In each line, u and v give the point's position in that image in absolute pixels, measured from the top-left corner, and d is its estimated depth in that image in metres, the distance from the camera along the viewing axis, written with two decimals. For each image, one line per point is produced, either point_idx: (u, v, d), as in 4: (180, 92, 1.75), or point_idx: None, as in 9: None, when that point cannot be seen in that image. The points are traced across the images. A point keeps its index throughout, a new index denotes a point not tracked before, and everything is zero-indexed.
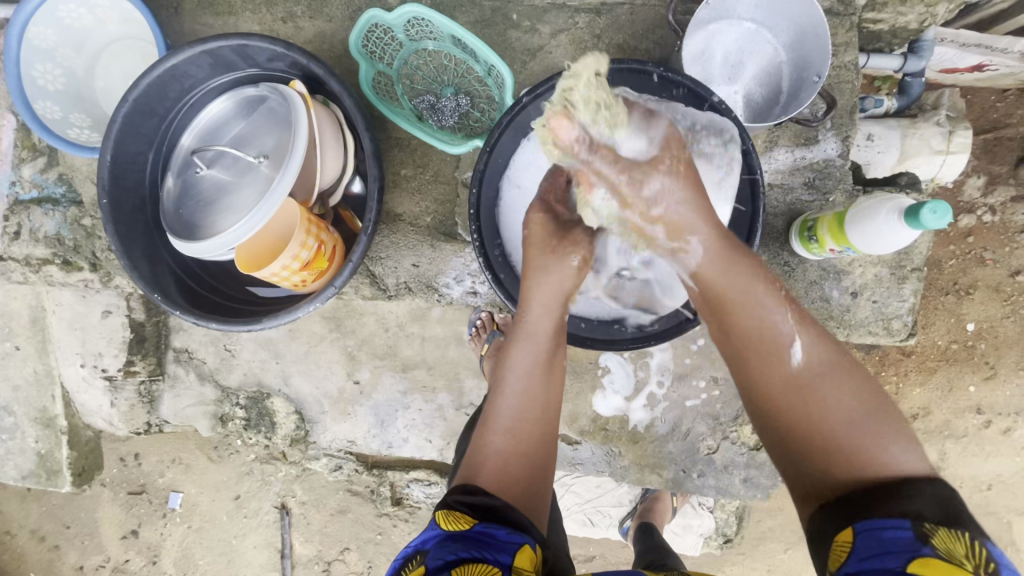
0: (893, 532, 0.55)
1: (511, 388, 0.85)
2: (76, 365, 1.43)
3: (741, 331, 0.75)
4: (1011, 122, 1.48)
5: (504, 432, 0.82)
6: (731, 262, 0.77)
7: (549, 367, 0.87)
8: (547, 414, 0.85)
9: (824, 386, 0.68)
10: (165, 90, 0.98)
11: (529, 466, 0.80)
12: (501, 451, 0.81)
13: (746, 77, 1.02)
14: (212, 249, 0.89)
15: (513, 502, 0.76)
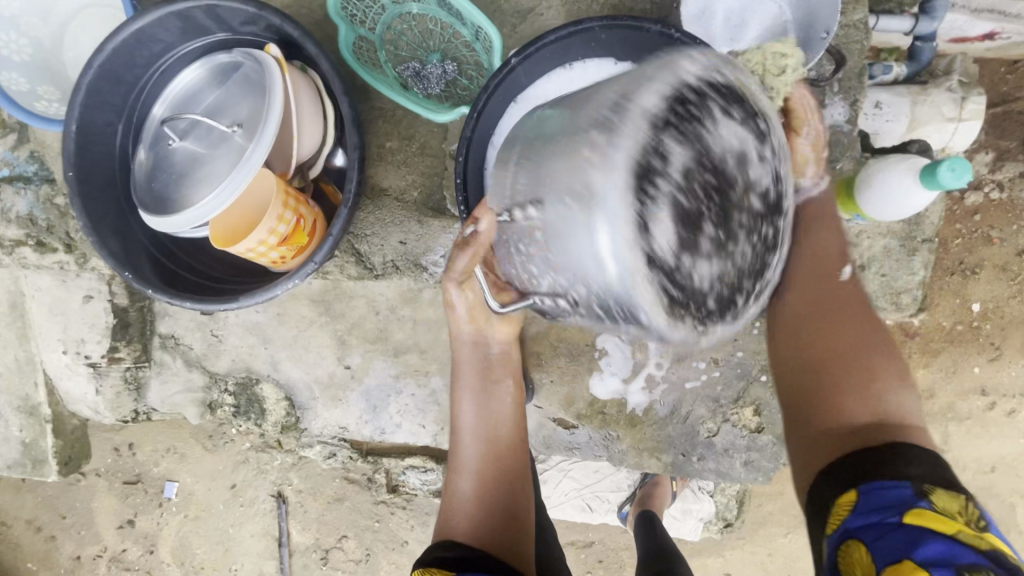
0: (894, 490, 0.62)
1: (467, 438, 0.95)
2: (59, 352, 1.39)
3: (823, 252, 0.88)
4: (1020, 96, 1.43)
5: (471, 477, 0.93)
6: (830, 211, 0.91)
7: (495, 409, 0.95)
8: (500, 449, 0.95)
9: (859, 313, 0.83)
10: (133, 56, 0.92)
11: (496, 505, 0.92)
12: (468, 497, 0.92)
13: (749, 37, 0.95)
14: (183, 223, 0.85)
15: (488, 548, 0.86)
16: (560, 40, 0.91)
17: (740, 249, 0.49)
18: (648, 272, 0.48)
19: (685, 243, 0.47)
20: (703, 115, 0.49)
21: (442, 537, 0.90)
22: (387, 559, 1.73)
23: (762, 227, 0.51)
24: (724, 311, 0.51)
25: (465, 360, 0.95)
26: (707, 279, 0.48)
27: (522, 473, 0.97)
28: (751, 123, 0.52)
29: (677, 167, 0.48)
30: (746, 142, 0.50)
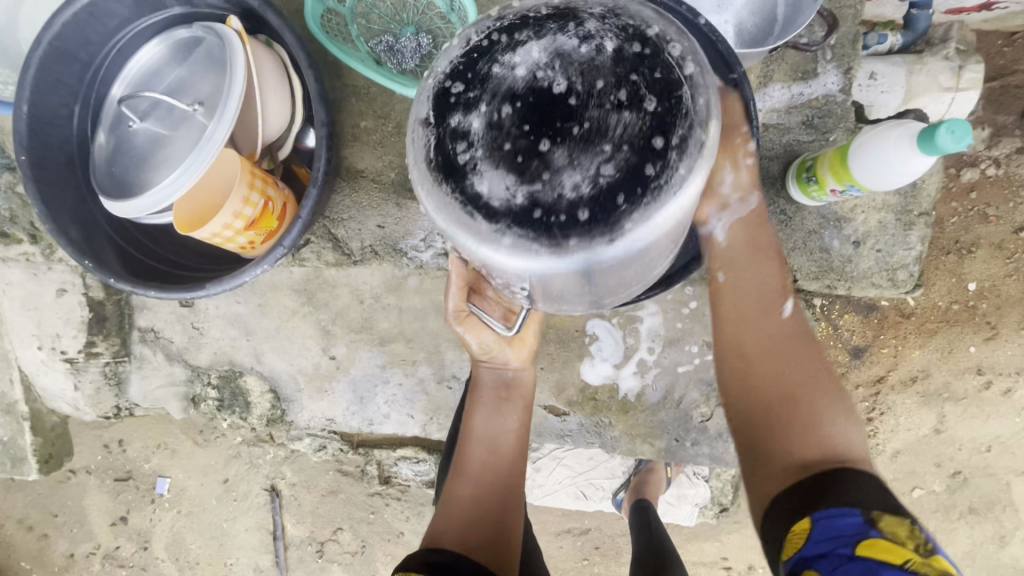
0: (844, 519, 0.63)
1: (474, 446, 0.98)
2: (34, 348, 1.34)
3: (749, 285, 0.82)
4: (1017, 69, 1.39)
5: (469, 487, 0.95)
6: (758, 232, 0.83)
7: (502, 425, 1.00)
8: (507, 466, 0.98)
9: (799, 355, 0.78)
10: (85, 31, 0.87)
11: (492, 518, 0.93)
12: (472, 497, 0.95)
13: (737, 5, 0.92)
14: (145, 208, 0.80)
15: (481, 554, 0.86)
16: None
17: (621, 136, 0.58)
18: (528, 222, 0.58)
19: (541, 173, 0.58)
20: (486, 69, 0.62)
21: (432, 541, 0.89)
22: (383, 551, 1.71)
23: (648, 95, 0.59)
24: (655, 183, 0.58)
25: (485, 380, 1.02)
26: (583, 179, 0.58)
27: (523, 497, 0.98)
28: (552, 24, 0.62)
29: (492, 131, 0.60)
30: (546, 44, 0.61)
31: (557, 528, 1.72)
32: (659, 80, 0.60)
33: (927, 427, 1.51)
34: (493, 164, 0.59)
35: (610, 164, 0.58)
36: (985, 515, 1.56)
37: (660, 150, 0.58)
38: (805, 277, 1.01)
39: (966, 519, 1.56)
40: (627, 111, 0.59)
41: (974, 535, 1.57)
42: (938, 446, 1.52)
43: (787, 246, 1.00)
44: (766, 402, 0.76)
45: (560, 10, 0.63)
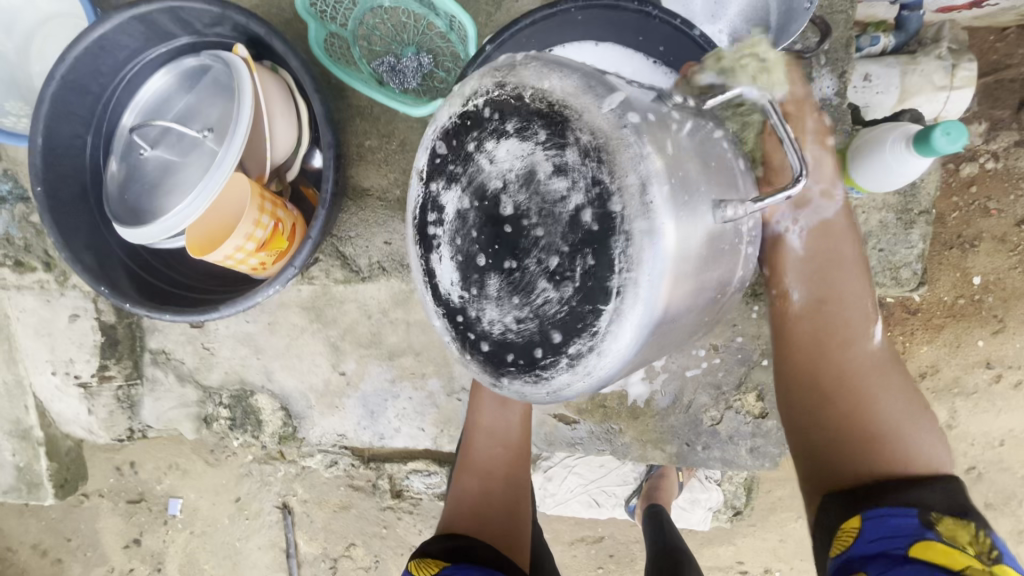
0: (897, 519, 0.64)
1: (477, 439, 1.02)
2: (48, 373, 1.36)
3: (836, 298, 0.80)
4: (1012, 63, 1.40)
5: (477, 479, 1.01)
6: (842, 246, 0.81)
7: (504, 419, 1.01)
8: (510, 457, 1.02)
9: (883, 376, 0.78)
10: (97, 65, 0.89)
11: (500, 509, 0.98)
12: (476, 489, 1.00)
13: (731, 13, 0.94)
14: (158, 233, 0.82)
15: (490, 542, 0.93)
16: (534, 24, 0.83)
17: (539, 305, 0.60)
18: (451, 321, 0.67)
19: (478, 292, 0.64)
20: (476, 148, 0.62)
21: (449, 528, 0.96)
22: (397, 565, 1.71)
23: (578, 273, 0.57)
24: (539, 370, 0.62)
25: None
26: (498, 322, 0.63)
27: (529, 484, 1.04)
28: (539, 129, 0.58)
29: (459, 223, 0.64)
30: (526, 154, 0.58)
31: (570, 537, 1.72)
32: (589, 276, 0.57)
33: None
34: (446, 258, 0.66)
35: (520, 320, 0.62)
36: (1001, 510, 1.55)
37: (560, 342, 0.60)
38: None
39: (982, 515, 1.55)
40: (561, 283, 0.59)
41: (991, 531, 1.56)
42: (951, 442, 1.52)
43: None
44: (830, 425, 0.76)
45: (554, 115, 0.57)
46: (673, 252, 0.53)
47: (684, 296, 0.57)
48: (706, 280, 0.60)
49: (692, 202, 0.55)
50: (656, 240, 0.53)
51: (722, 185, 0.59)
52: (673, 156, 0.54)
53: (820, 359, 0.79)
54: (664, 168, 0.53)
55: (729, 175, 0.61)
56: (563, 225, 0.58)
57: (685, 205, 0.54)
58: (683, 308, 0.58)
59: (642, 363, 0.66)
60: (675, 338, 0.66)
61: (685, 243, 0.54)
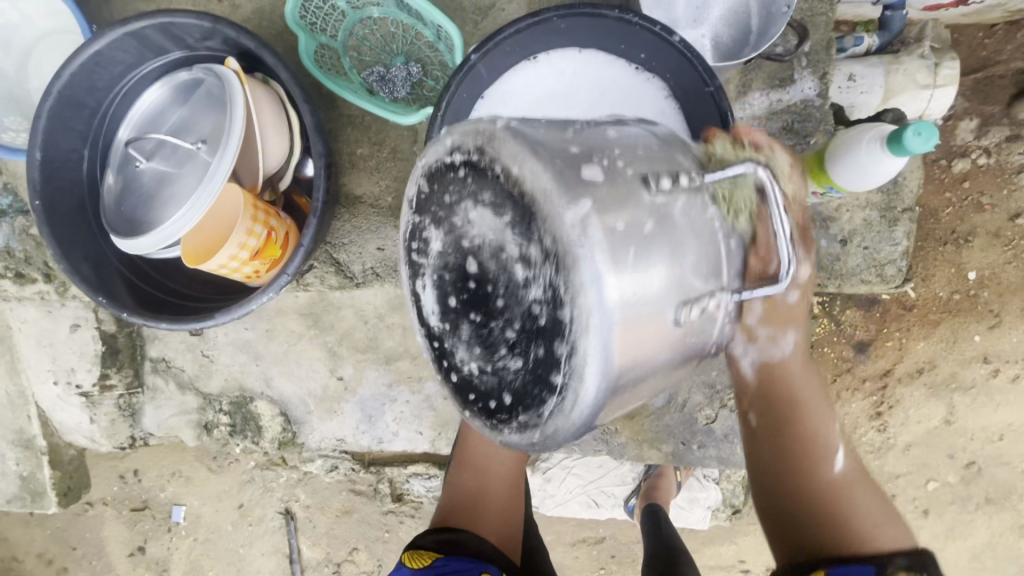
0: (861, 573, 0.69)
1: (474, 436, 1.02)
2: (50, 383, 1.38)
3: (796, 412, 0.80)
4: (1001, 59, 1.41)
5: (473, 475, 1.01)
6: (795, 377, 0.81)
7: None
8: (510, 454, 1.02)
9: (855, 480, 0.78)
10: (92, 80, 0.91)
11: (495, 507, 0.99)
12: (472, 485, 1.01)
13: (712, 18, 0.96)
14: (154, 244, 0.84)
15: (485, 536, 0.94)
16: (519, 33, 0.85)
17: (500, 367, 0.62)
18: (430, 347, 0.69)
19: (448, 330, 0.66)
20: (454, 202, 0.61)
21: (440, 522, 0.97)
22: None
23: (534, 353, 0.58)
24: (493, 424, 0.64)
25: None
26: (466, 365, 0.65)
27: (523, 480, 1.05)
28: (510, 210, 0.55)
29: (438, 269, 0.64)
30: (496, 229, 0.57)
31: (571, 538, 1.73)
32: (541, 361, 0.57)
33: (937, 419, 1.52)
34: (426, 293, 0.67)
35: (482, 371, 0.63)
36: (1002, 504, 1.55)
37: (506, 405, 0.62)
38: None
39: (983, 510, 1.56)
40: (517, 355, 0.60)
41: (993, 526, 1.57)
42: (950, 437, 1.53)
43: None
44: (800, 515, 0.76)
45: (526, 201, 0.53)
46: (614, 368, 0.52)
47: (624, 393, 0.57)
48: (659, 374, 0.58)
49: (644, 316, 0.52)
50: (601, 359, 0.52)
51: (693, 284, 0.56)
52: (632, 269, 0.51)
53: (795, 456, 0.79)
54: (617, 291, 0.50)
55: (708, 264, 0.57)
56: (523, 310, 0.57)
57: (631, 324, 0.52)
58: (623, 402, 0.58)
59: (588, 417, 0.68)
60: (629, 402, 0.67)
61: (625, 356, 0.53)
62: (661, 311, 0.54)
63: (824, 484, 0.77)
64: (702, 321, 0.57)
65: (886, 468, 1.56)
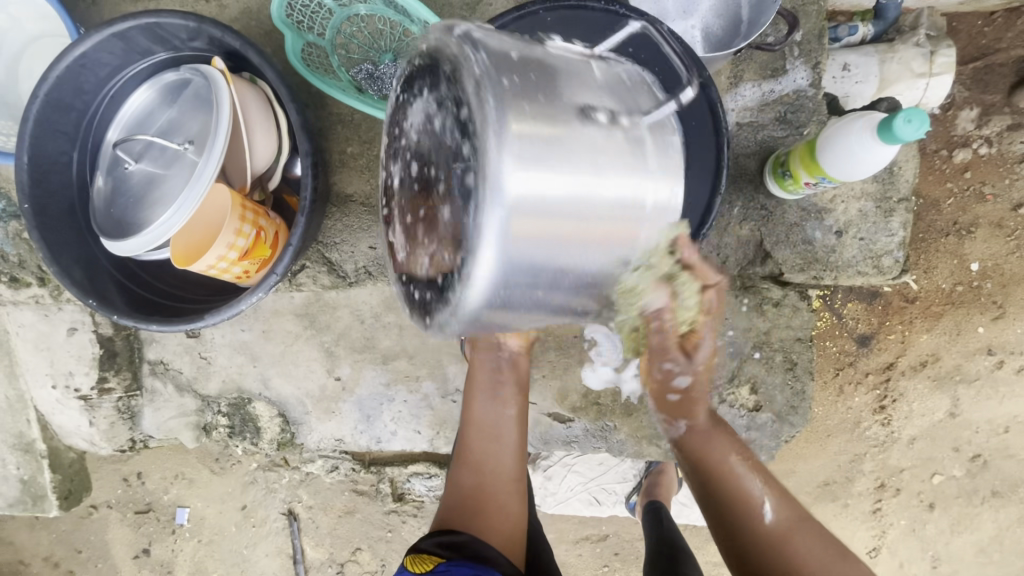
0: None
1: (471, 436, 1.01)
2: (48, 387, 1.38)
3: (715, 480, 0.83)
4: (1001, 47, 1.39)
5: (472, 473, 1.00)
6: (712, 446, 0.84)
7: (500, 415, 1.01)
8: (510, 454, 1.01)
9: (793, 529, 0.78)
10: (79, 82, 0.91)
11: (496, 508, 0.97)
12: (472, 486, 0.99)
13: (702, 9, 0.94)
14: (142, 245, 0.83)
15: (485, 536, 0.92)
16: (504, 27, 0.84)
17: (443, 228, 0.60)
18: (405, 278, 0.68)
19: (411, 241, 0.67)
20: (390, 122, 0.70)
21: (441, 525, 0.96)
22: None
23: (457, 182, 0.57)
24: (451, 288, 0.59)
25: (481, 364, 1.01)
26: (426, 257, 0.63)
27: (527, 478, 1.04)
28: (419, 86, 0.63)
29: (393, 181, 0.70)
30: (415, 108, 0.63)
31: (574, 536, 1.72)
32: (463, 178, 0.56)
33: (941, 412, 1.50)
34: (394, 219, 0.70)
35: (435, 249, 0.62)
36: (1009, 497, 1.54)
37: (452, 261, 0.59)
38: (790, 269, 1.02)
39: (990, 503, 1.54)
40: (447, 203, 0.59)
41: (1000, 519, 1.55)
42: (955, 430, 1.51)
43: (771, 240, 1.01)
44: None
45: (426, 65, 0.61)
46: (514, 145, 0.52)
47: (553, 193, 0.54)
48: (591, 182, 0.55)
49: (541, 97, 0.54)
50: (499, 130, 0.52)
51: (598, 99, 0.58)
52: (517, 62, 0.56)
53: (725, 523, 0.81)
54: (500, 74, 0.53)
55: (614, 93, 0.60)
56: (442, 150, 0.59)
57: (528, 96, 0.53)
58: (557, 213, 0.54)
59: (559, 294, 0.60)
60: (597, 265, 0.60)
61: (527, 127, 0.52)
62: (562, 101, 0.55)
63: (759, 535, 0.78)
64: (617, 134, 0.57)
65: (891, 462, 1.55)
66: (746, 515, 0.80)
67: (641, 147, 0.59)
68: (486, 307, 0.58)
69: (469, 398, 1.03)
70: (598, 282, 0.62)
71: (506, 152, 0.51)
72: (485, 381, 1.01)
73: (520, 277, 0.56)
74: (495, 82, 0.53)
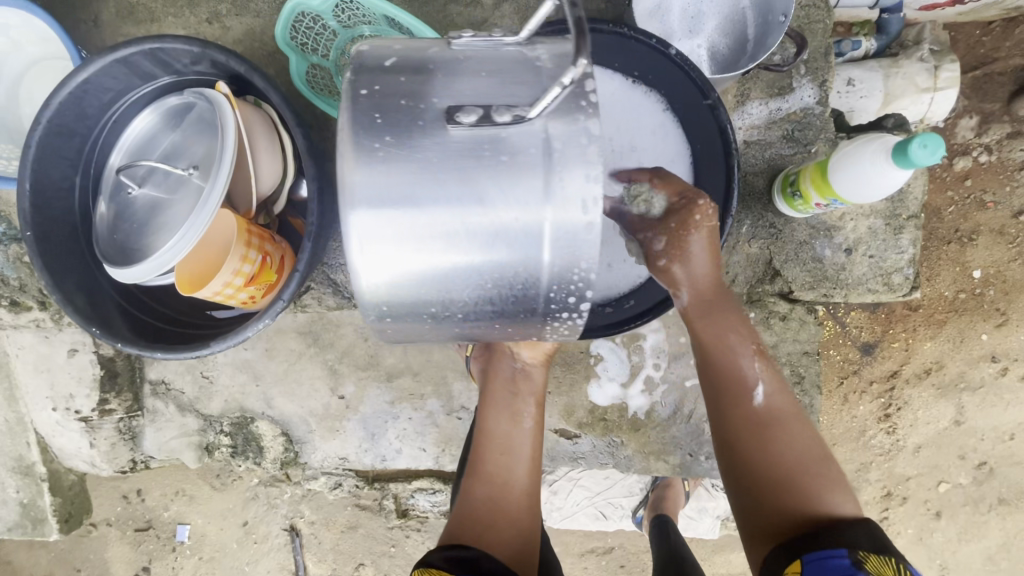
0: (833, 559, 0.65)
1: (485, 449, 1.00)
2: (48, 409, 1.36)
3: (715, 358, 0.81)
4: (999, 56, 1.39)
5: (485, 487, 0.97)
6: (721, 317, 0.82)
7: (517, 430, 1.00)
8: (526, 467, 0.99)
9: (785, 423, 0.77)
10: (82, 107, 0.90)
11: (505, 526, 0.95)
12: (485, 498, 0.97)
13: (708, 29, 0.94)
14: (146, 272, 0.82)
15: (493, 552, 0.90)
16: None
17: None
18: None
19: None
20: None
21: (451, 540, 0.93)
22: None
23: None
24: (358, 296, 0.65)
25: (497, 375, 1.02)
26: None
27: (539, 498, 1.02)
28: None
29: None
30: None
31: (580, 549, 1.70)
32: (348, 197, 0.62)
33: (946, 420, 1.49)
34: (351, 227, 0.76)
35: None
36: (1016, 505, 1.53)
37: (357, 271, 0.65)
38: (800, 287, 1.01)
39: (997, 511, 1.53)
40: None
41: (1007, 527, 1.54)
42: (960, 438, 1.50)
43: (780, 258, 1.01)
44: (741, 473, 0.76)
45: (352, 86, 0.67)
46: (362, 169, 0.57)
47: (405, 190, 0.57)
48: (450, 181, 0.58)
49: (400, 106, 0.58)
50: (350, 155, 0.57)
51: (476, 99, 0.59)
52: (388, 75, 0.60)
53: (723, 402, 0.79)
54: (364, 101, 0.59)
55: (507, 83, 0.59)
56: None
57: (380, 108, 0.59)
58: (416, 224, 0.58)
59: (461, 293, 0.62)
60: (490, 262, 0.60)
61: (376, 138, 0.58)
62: (426, 108, 0.59)
63: (749, 420, 0.78)
64: (486, 138, 0.57)
65: (896, 470, 1.54)
66: (740, 396, 0.79)
67: (531, 149, 0.57)
68: (380, 306, 0.63)
69: (483, 409, 1.02)
70: (508, 281, 0.61)
71: (352, 160, 0.57)
72: (501, 396, 1.01)
73: (403, 276, 0.61)
74: (354, 98, 0.59)
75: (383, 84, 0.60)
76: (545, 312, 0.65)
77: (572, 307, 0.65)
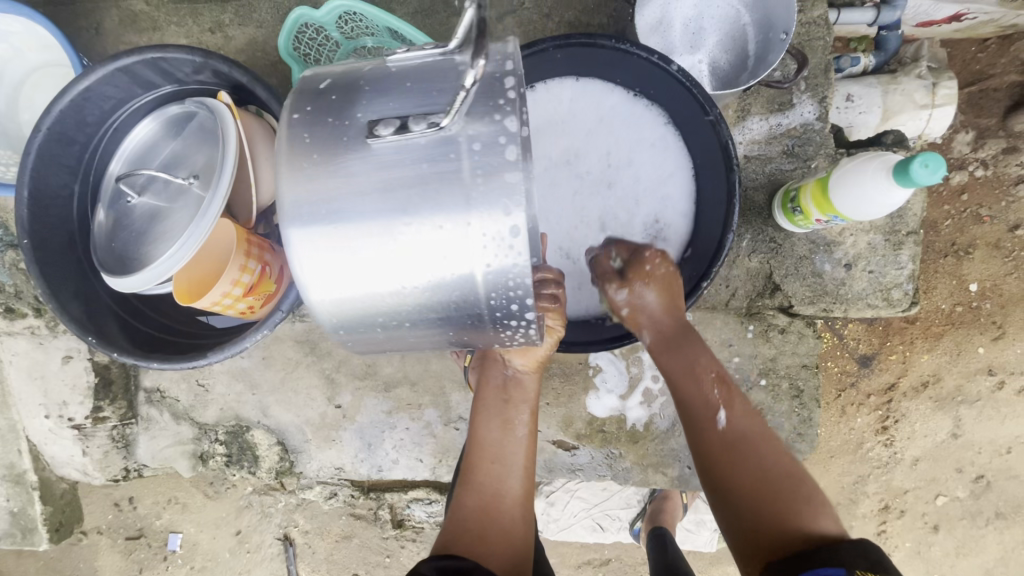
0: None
1: (475, 457, 0.98)
2: (41, 417, 1.35)
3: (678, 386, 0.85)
4: (995, 72, 1.41)
5: (477, 497, 0.95)
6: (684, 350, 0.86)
7: (509, 438, 0.98)
8: (517, 475, 0.98)
9: (755, 444, 0.78)
10: (82, 116, 0.90)
11: (496, 536, 0.92)
12: (475, 507, 0.95)
13: (710, 44, 0.95)
14: (142, 283, 0.81)
15: (483, 562, 0.88)
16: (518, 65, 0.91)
17: None
18: None
19: None
20: None
21: (442, 550, 0.90)
22: None
23: None
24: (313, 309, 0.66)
25: (488, 381, 1.02)
26: None
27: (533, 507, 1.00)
28: None
29: None
30: None
31: (577, 560, 1.68)
32: None
33: (943, 433, 1.49)
34: None
35: None
36: (1014, 519, 1.52)
37: None
38: (800, 301, 1.02)
39: (994, 525, 1.53)
40: None
41: (1005, 541, 1.53)
42: (958, 451, 1.50)
43: (780, 272, 1.01)
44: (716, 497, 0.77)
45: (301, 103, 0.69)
46: (289, 187, 0.59)
47: (331, 203, 0.58)
48: (376, 191, 0.58)
49: (326, 124, 0.59)
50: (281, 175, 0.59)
51: (400, 110, 0.59)
52: (321, 95, 0.62)
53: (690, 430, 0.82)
54: (297, 122, 0.60)
55: (430, 90, 0.59)
56: None
57: (308, 128, 0.59)
58: (347, 236, 0.59)
59: (404, 304, 0.63)
60: (426, 270, 0.60)
61: (305, 158, 0.59)
62: (351, 123, 0.59)
63: (715, 443, 0.79)
64: (406, 147, 0.57)
65: (894, 483, 1.53)
66: (703, 421, 0.81)
67: (451, 151, 0.57)
68: (332, 322, 0.64)
69: (473, 416, 1.01)
70: (447, 289, 0.61)
71: (281, 181, 0.59)
72: (493, 402, 1.00)
73: (347, 293, 0.62)
74: (288, 122, 0.61)
75: (313, 103, 0.61)
76: (494, 320, 0.64)
77: (518, 315, 0.64)
